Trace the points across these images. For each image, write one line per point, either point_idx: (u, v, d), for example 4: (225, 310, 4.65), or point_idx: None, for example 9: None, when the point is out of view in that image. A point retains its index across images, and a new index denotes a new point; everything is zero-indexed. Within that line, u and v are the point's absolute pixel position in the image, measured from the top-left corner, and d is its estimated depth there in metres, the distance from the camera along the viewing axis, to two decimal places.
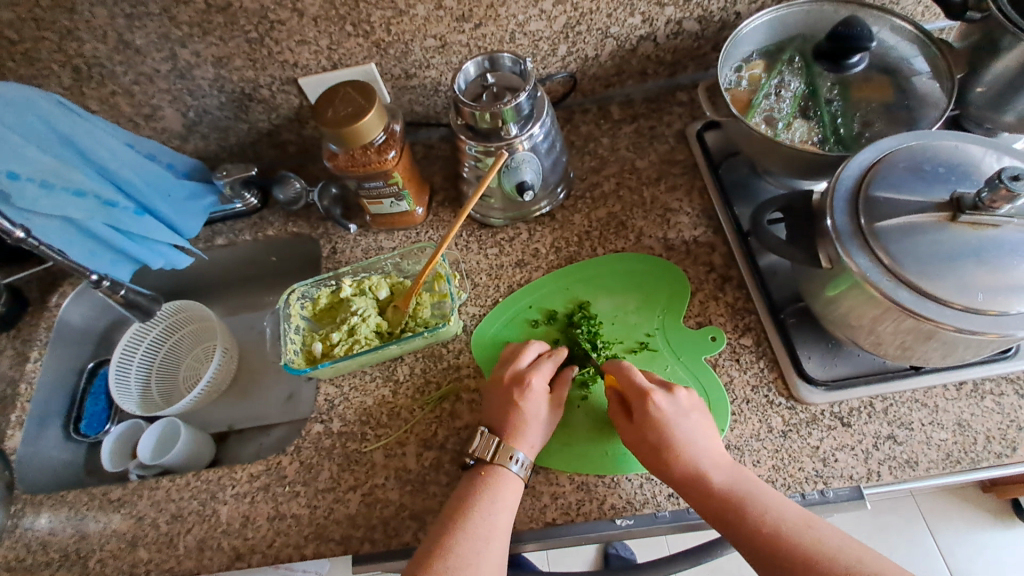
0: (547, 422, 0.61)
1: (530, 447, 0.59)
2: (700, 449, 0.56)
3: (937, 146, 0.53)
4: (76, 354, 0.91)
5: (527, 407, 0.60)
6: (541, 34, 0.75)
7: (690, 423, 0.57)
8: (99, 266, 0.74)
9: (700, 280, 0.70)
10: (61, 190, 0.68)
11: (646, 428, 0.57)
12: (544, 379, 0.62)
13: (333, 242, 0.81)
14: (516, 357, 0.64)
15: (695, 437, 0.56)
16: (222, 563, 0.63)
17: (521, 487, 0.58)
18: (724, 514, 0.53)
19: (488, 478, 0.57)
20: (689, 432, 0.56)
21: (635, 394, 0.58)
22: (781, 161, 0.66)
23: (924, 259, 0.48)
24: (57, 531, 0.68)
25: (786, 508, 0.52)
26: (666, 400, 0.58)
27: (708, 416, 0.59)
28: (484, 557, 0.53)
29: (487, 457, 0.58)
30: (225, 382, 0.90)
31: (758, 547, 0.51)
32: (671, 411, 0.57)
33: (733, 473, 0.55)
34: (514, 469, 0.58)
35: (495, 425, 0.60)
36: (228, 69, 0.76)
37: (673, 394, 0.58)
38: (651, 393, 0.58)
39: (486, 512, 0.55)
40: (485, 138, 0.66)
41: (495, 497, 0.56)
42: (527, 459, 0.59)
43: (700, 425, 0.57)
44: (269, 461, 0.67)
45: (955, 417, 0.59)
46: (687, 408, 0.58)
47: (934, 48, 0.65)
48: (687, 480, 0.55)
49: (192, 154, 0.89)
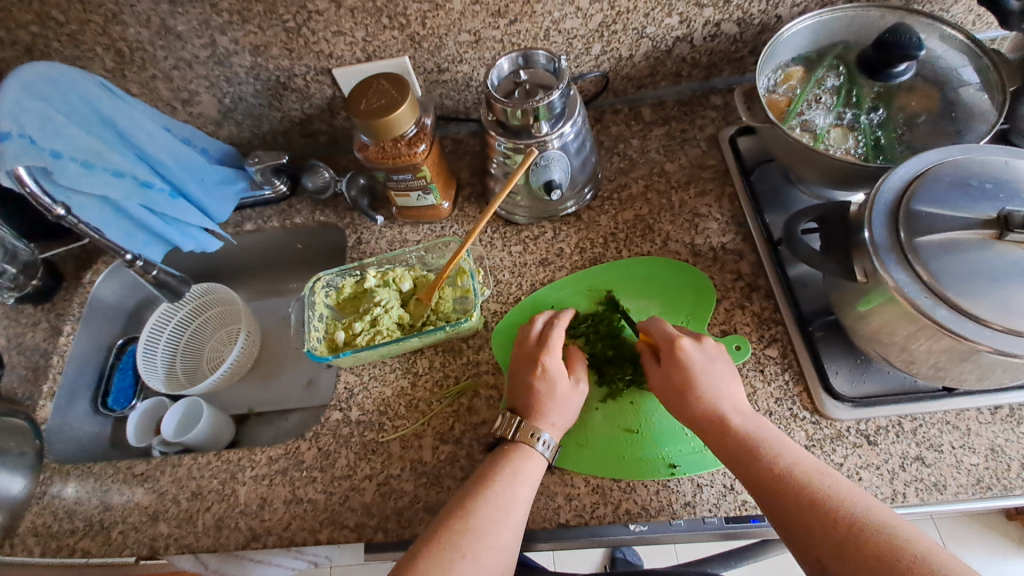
0: (568, 400, 0.61)
1: (553, 428, 0.59)
2: (720, 391, 0.56)
3: (984, 161, 0.51)
4: (106, 331, 0.93)
5: (546, 385, 0.60)
6: (576, 32, 0.74)
7: (714, 368, 0.58)
8: (133, 246, 0.76)
9: (726, 288, 0.69)
10: (101, 170, 0.69)
11: (669, 369, 0.58)
12: (558, 358, 0.62)
13: (359, 232, 0.82)
14: (528, 336, 0.65)
15: (713, 378, 0.57)
16: (238, 542, 0.64)
17: (544, 465, 0.58)
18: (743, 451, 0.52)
19: (513, 454, 0.57)
20: (710, 374, 0.57)
21: (665, 338, 0.60)
22: (817, 171, 0.64)
23: (966, 276, 0.47)
24: (82, 501, 0.70)
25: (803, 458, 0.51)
26: (693, 345, 0.59)
27: (732, 365, 0.59)
28: (504, 526, 0.52)
29: (510, 436, 0.59)
30: (247, 364, 0.92)
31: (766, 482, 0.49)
32: (698, 354, 0.58)
33: (753, 419, 0.55)
34: (540, 449, 0.58)
35: (518, 406, 0.61)
36: (265, 58, 0.77)
37: (702, 341, 0.59)
38: (680, 337, 0.59)
39: (509, 487, 0.55)
40: (516, 134, 0.66)
41: (518, 474, 0.56)
42: (552, 440, 0.59)
43: (723, 371, 0.58)
44: (288, 446, 0.68)
45: (988, 441, 0.57)
46: (714, 354, 0.59)
47: (986, 60, 0.63)
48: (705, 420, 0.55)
49: (226, 140, 0.91)
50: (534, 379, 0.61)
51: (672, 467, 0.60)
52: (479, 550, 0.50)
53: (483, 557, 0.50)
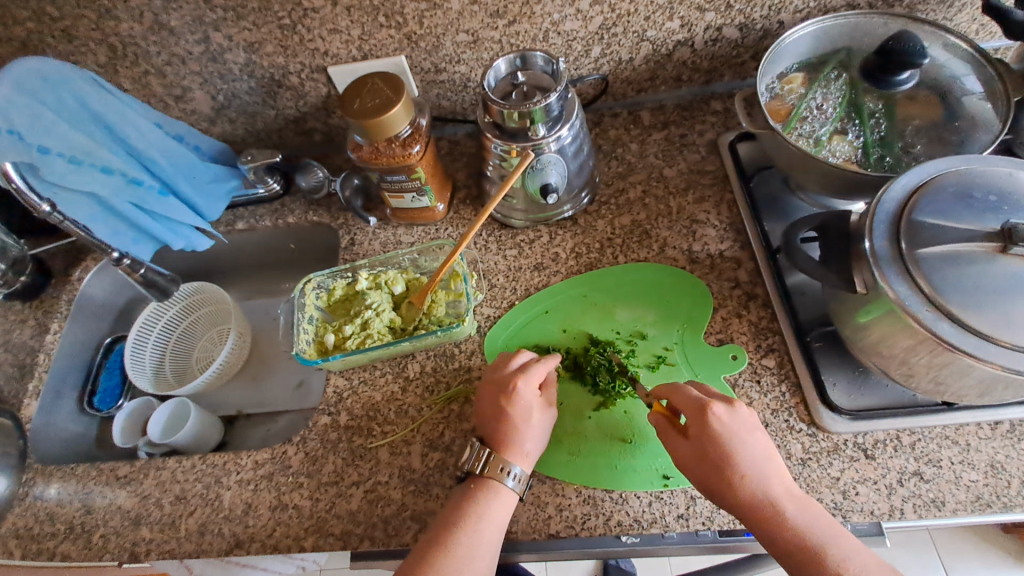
0: (541, 428, 0.59)
1: (524, 459, 0.57)
2: (770, 476, 0.52)
3: (989, 172, 0.50)
4: (94, 329, 0.92)
5: (520, 413, 0.59)
6: (575, 34, 0.73)
7: (750, 439, 0.53)
8: (122, 244, 0.75)
9: (723, 296, 0.68)
10: (89, 166, 0.69)
11: (703, 442, 0.53)
12: (533, 383, 0.60)
13: (352, 233, 0.81)
14: (505, 362, 0.63)
15: (755, 456, 0.53)
16: (221, 549, 0.63)
17: (514, 501, 0.57)
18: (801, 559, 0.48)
19: (481, 495, 0.56)
20: (747, 450, 0.53)
21: (691, 405, 0.55)
22: (818, 179, 0.63)
23: (968, 290, 0.46)
24: (64, 503, 0.69)
25: (851, 548, 0.49)
26: (725, 412, 0.54)
27: (764, 430, 0.55)
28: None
29: (477, 470, 0.57)
30: (237, 365, 0.90)
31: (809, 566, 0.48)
32: (735, 427, 0.54)
33: (812, 512, 0.51)
34: (509, 484, 0.56)
35: (488, 438, 0.59)
36: (259, 55, 0.76)
37: (733, 408, 0.55)
38: (711, 406, 0.55)
39: (469, 550, 0.52)
40: (513, 137, 0.64)
41: (479, 537, 0.53)
42: (523, 473, 0.57)
43: (761, 442, 0.54)
44: (275, 450, 0.67)
45: (988, 457, 0.56)
46: (746, 422, 0.54)
47: (990, 70, 0.62)
48: (752, 502, 0.51)
49: (219, 138, 0.90)
50: (507, 409, 0.59)
51: (665, 478, 0.59)
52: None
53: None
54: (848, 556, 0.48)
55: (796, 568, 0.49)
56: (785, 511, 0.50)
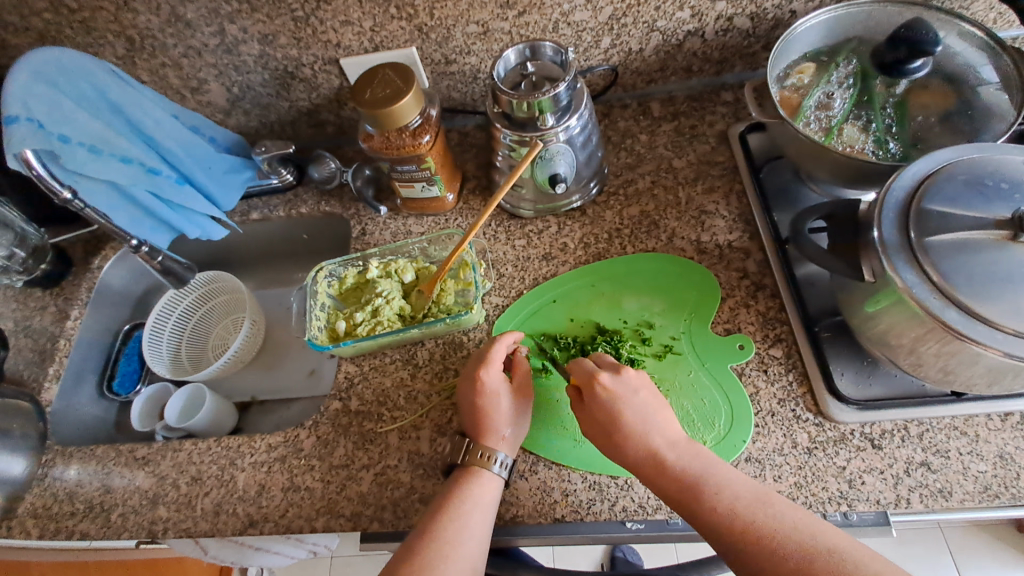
0: (514, 412, 0.61)
1: (506, 444, 0.59)
2: (659, 436, 0.55)
3: (1002, 160, 0.50)
4: (113, 316, 0.94)
5: (491, 402, 0.60)
6: (585, 24, 0.74)
7: (633, 399, 0.57)
8: (140, 232, 0.77)
9: (732, 286, 0.68)
10: (108, 156, 0.70)
11: (593, 409, 0.57)
12: (497, 370, 0.61)
13: (364, 223, 0.82)
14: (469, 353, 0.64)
15: (644, 418, 0.55)
16: (235, 528, 0.64)
17: (501, 485, 0.58)
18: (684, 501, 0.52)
19: (466, 483, 0.57)
20: (628, 406, 0.56)
21: (581, 375, 0.59)
22: (829, 169, 0.63)
23: (977, 278, 0.45)
24: (83, 483, 0.71)
25: (742, 487, 0.51)
26: (608, 376, 0.58)
27: (658, 390, 0.58)
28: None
29: (461, 459, 0.59)
30: (251, 353, 0.92)
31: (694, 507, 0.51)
32: (617, 388, 0.57)
33: (705, 466, 0.53)
34: (494, 470, 0.58)
35: (468, 427, 0.61)
36: (273, 47, 0.77)
37: (620, 372, 0.58)
38: (596, 373, 0.58)
39: (457, 539, 0.53)
40: (521, 127, 0.65)
41: (466, 526, 0.54)
42: (508, 458, 0.59)
43: (647, 400, 0.57)
44: (287, 433, 0.68)
45: (997, 449, 0.56)
46: (633, 384, 0.58)
47: (1005, 56, 0.61)
48: (634, 454, 0.54)
49: (234, 129, 0.91)
50: (476, 399, 0.60)
51: None
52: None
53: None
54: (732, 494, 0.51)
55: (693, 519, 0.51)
56: (665, 459, 0.53)
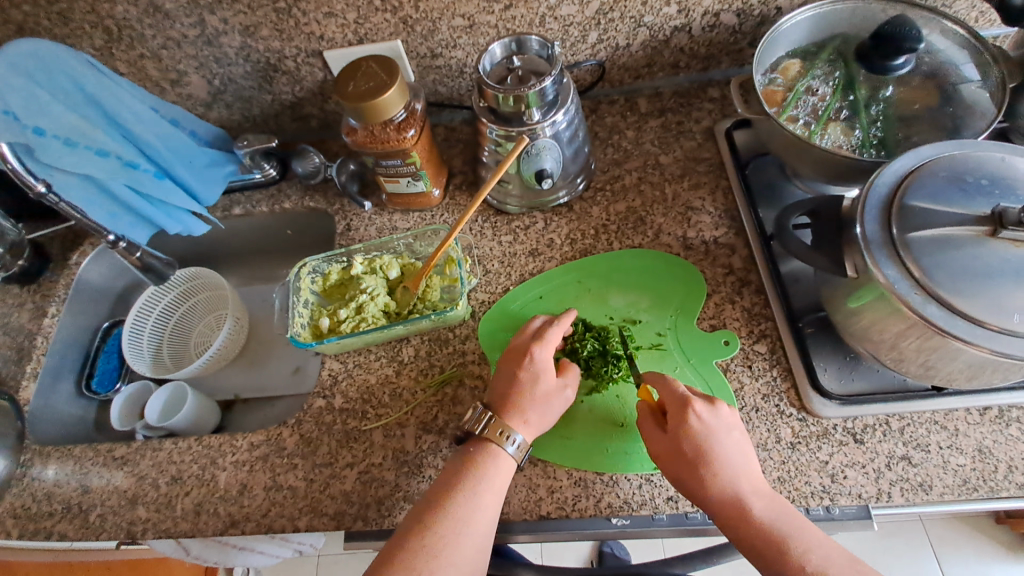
0: (551, 400, 0.59)
1: (526, 426, 0.58)
2: (736, 469, 0.53)
3: (982, 157, 0.50)
4: (92, 313, 0.92)
5: (531, 378, 0.59)
6: (572, 19, 0.73)
7: (727, 438, 0.54)
8: (118, 227, 0.76)
9: (717, 282, 0.68)
10: (84, 148, 0.69)
11: (684, 439, 0.54)
12: (548, 352, 0.61)
13: (348, 219, 0.81)
14: (523, 331, 0.64)
15: (735, 454, 0.53)
16: (217, 528, 0.63)
17: (513, 468, 0.57)
18: (762, 550, 0.50)
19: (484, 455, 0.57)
20: (721, 446, 0.54)
21: (674, 401, 0.56)
22: (813, 165, 0.63)
23: (957, 274, 0.46)
24: (62, 483, 0.70)
25: (825, 545, 0.50)
26: (708, 411, 0.55)
27: (744, 428, 0.56)
28: (467, 542, 0.52)
29: (477, 431, 0.58)
30: (233, 350, 0.91)
31: (771, 559, 0.49)
32: (713, 426, 0.54)
33: (771, 501, 0.52)
34: (508, 450, 0.57)
35: (496, 402, 0.59)
36: (255, 38, 0.76)
37: (716, 407, 0.56)
38: (692, 402, 0.55)
39: (472, 498, 0.54)
40: (507, 122, 0.64)
41: (483, 486, 0.55)
42: (524, 441, 0.57)
43: (739, 440, 0.55)
44: (270, 432, 0.67)
45: (976, 442, 0.56)
46: (727, 423, 0.55)
47: (986, 54, 0.62)
48: (717, 498, 0.52)
49: (216, 123, 0.90)
50: (520, 373, 0.59)
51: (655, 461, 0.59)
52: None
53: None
54: (812, 549, 0.49)
55: (755, 555, 0.51)
56: (751, 507, 0.51)
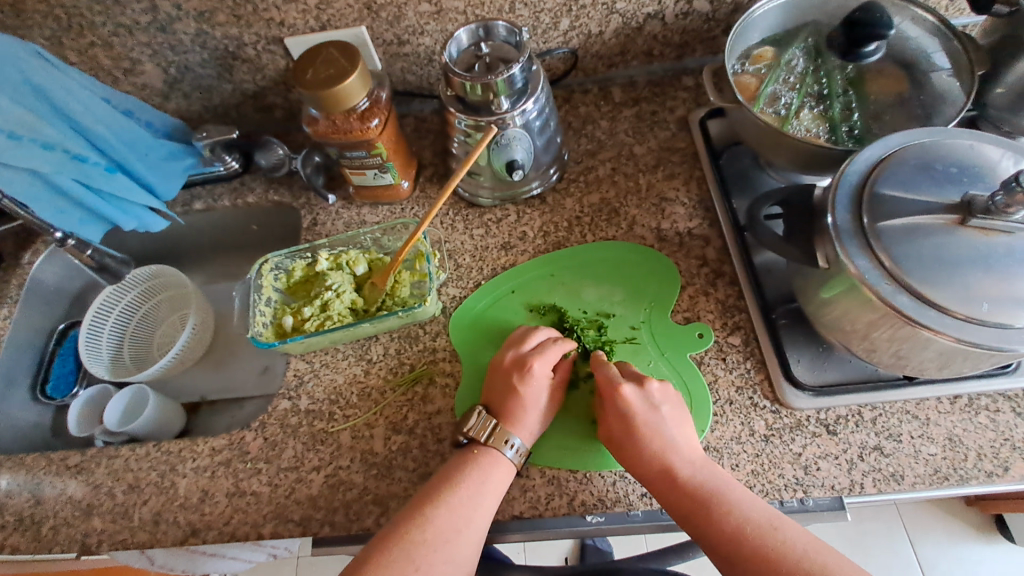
0: (550, 411, 0.58)
1: (527, 434, 0.57)
2: (666, 442, 0.53)
3: (952, 145, 0.50)
4: (46, 315, 0.88)
5: (532, 389, 0.58)
6: (543, 5, 0.71)
7: (658, 415, 0.54)
8: (67, 224, 0.72)
9: (692, 274, 0.67)
10: (28, 141, 0.66)
11: (613, 416, 0.55)
12: (548, 365, 0.59)
13: (315, 213, 0.78)
14: (521, 340, 0.61)
15: (662, 428, 0.54)
16: (176, 537, 0.61)
17: (513, 472, 0.56)
18: (684, 511, 0.50)
19: (483, 456, 0.55)
20: (654, 422, 0.54)
21: (605, 383, 0.57)
22: (786, 155, 0.63)
23: (929, 264, 0.45)
24: (12, 494, 0.66)
25: (754, 508, 0.49)
26: (635, 391, 0.55)
27: (683, 405, 0.56)
28: (464, 536, 0.51)
29: (482, 439, 0.56)
30: (198, 351, 0.87)
31: (694, 520, 0.50)
32: (638, 403, 0.55)
33: (701, 468, 0.52)
34: (509, 455, 0.56)
35: (492, 405, 0.58)
36: (211, 24, 0.72)
37: (645, 386, 0.56)
38: (621, 383, 0.56)
39: (474, 491, 0.53)
40: (476, 111, 0.62)
41: (485, 480, 0.54)
42: (524, 446, 0.56)
43: (670, 416, 0.55)
44: (232, 436, 0.65)
45: (947, 431, 0.57)
46: (657, 400, 0.55)
47: (956, 42, 0.61)
48: (645, 470, 0.53)
49: (174, 114, 0.85)
50: (519, 386, 0.58)
51: None
52: (434, 563, 0.49)
53: (438, 571, 0.49)
54: (735, 508, 0.49)
55: (683, 520, 0.51)
56: (676, 475, 0.52)
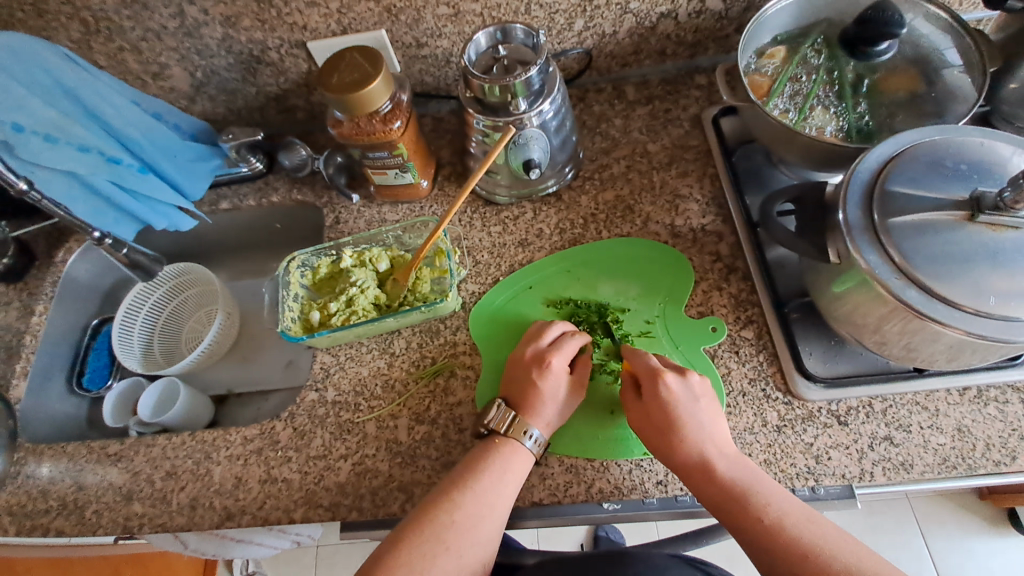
0: (567, 404, 0.60)
1: (545, 425, 0.59)
2: (706, 434, 0.55)
3: (962, 142, 0.51)
4: (80, 311, 0.91)
5: (550, 383, 0.60)
6: (558, 6, 0.72)
7: (698, 407, 0.56)
8: (103, 223, 0.75)
9: (705, 270, 0.69)
10: (65, 144, 0.68)
11: (656, 406, 0.56)
12: (565, 360, 0.61)
13: (337, 212, 0.80)
14: (538, 335, 0.63)
15: (702, 420, 0.56)
16: (212, 522, 0.64)
17: (531, 461, 0.59)
18: (721, 501, 0.52)
19: (502, 446, 0.58)
20: (694, 413, 0.56)
21: (647, 373, 0.58)
22: (798, 152, 0.64)
23: (937, 258, 0.47)
24: (56, 480, 0.70)
25: (789, 502, 0.51)
26: (678, 381, 0.57)
27: (716, 399, 0.58)
28: (487, 520, 0.54)
29: (502, 430, 0.58)
30: (225, 345, 0.90)
31: (734, 514, 0.51)
32: (681, 395, 0.56)
33: (737, 463, 0.54)
34: (528, 445, 0.58)
35: (512, 398, 0.61)
36: (236, 29, 0.74)
37: (687, 377, 0.58)
38: (665, 373, 0.57)
39: (496, 478, 0.56)
40: (494, 112, 0.64)
41: (507, 467, 0.57)
42: (542, 437, 0.59)
43: (709, 408, 0.57)
44: (263, 426, 0.68)
45: (956, 422, 0.58)
46: (698, 392, 0.57)
47: (968, 40, 0.62)
48: (686, 461, 0.54)
49: (199, 116, 0.88)
50: (538, 380, 0.60)
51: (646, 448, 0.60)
52: (461, 545, 0.52)
53: (464, 552, 0.52)
54: (773, 501, 0.51)
55: (721, 512, 0.52)
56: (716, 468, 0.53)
